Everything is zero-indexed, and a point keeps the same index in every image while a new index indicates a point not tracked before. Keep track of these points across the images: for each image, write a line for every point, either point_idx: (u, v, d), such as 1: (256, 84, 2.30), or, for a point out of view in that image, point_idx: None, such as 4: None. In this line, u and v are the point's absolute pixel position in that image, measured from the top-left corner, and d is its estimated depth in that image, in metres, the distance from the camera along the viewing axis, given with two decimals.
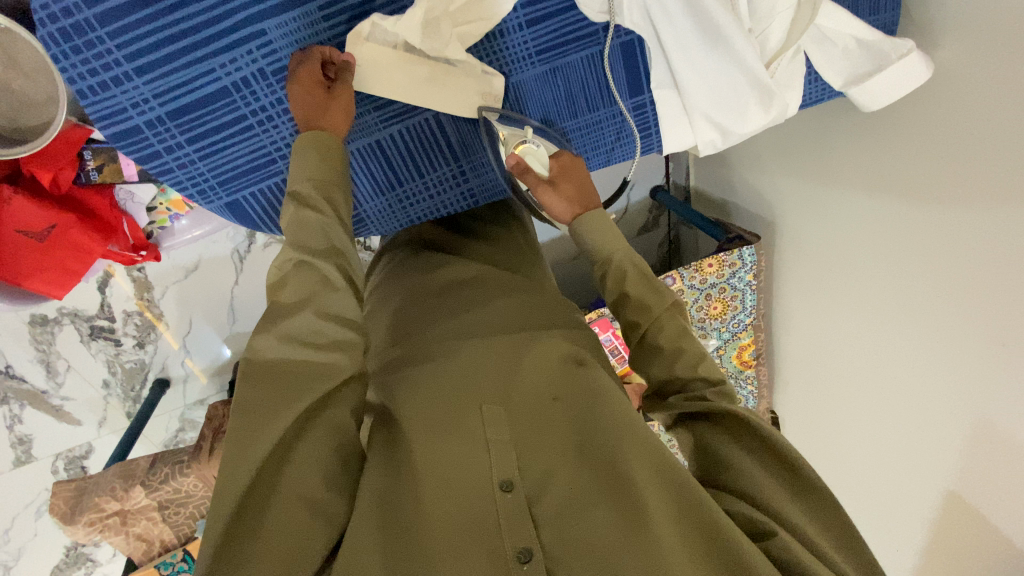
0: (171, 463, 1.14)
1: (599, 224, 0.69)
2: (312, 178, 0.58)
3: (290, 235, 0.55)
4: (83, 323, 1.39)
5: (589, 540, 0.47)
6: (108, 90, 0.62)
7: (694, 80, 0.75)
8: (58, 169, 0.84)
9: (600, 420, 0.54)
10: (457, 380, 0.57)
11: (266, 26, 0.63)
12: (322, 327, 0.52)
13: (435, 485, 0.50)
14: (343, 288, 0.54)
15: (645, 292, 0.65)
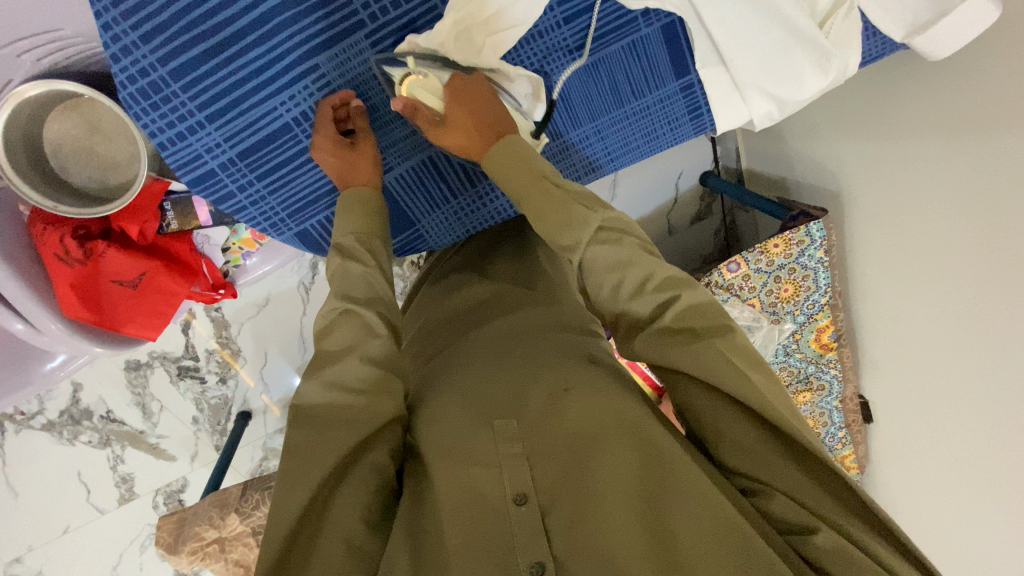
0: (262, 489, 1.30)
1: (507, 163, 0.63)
2: (355, 232, 0.64)
3: (336, 285, 0.60)
4: (171, 364, 1.52)
5: (599, 542, 0.48)
6: (184, 140, 0.67)
7: (744, 54, 0.73)
8: (142, 222, 0.92)
9: (604, 416, 0.55)
10: (474, 395, 0.60)
11: (318, 60, 0.66)
12: (364, 372, 0.55)
13: (450, 505, 0.52)
14: (384, 335, 0.59)
15: (559, 231, 0.60)
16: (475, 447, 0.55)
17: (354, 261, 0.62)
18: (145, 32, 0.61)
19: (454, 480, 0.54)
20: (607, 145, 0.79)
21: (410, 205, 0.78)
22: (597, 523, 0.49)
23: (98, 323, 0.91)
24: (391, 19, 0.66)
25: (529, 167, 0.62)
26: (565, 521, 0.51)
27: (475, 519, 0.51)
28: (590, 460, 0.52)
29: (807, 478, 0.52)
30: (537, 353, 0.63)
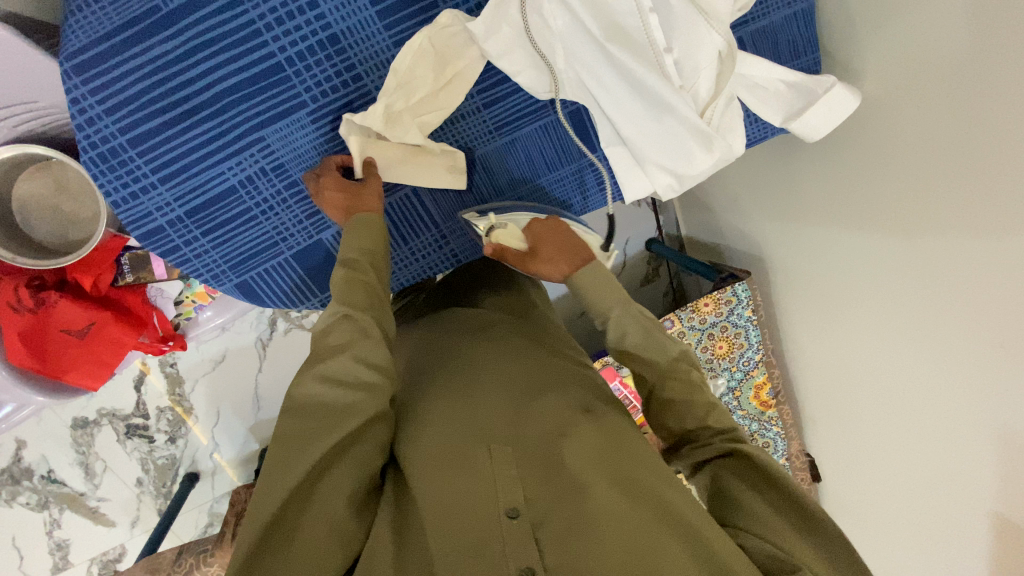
0: (197, 553, 1.26)
1: (594, 286, 0.75)
2: (358, 248, 0.69)
3: (338, 294, 0.65)
4: (120, 422, 1.54)
5: (590, 562, 0.49)
6: (137, 199, 0.74)
7: (637, 136, 0.83)
8: (97, 274, 0.97)
9: (600, 454, 0.58)
10: (471, 416, 0.61)
11: (264, 133, 0.75)
12: (357, 370, 0.59)
13: (437, 519, 0.53)
14: (379, 340, 0.63)
15: (641, 350, 0.71)
16: (472, 463, 0.56)
17: (353, 272, 0.67)
18: (108, 106, 0.70)
19: (448, 495, 0.54)
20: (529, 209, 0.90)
21: None
22: (590, 543, 0.50)
23: (40, 369, 0.95)
24: (330, 100, 0.75)
25: (617, 296, 0.74)
26: (557, 536, 0.51)
27: (468, 533, 0.52)
28: (586, 487, 0.54)
29: (810, 549, 0.56)
30: (535, 386, 0.65)
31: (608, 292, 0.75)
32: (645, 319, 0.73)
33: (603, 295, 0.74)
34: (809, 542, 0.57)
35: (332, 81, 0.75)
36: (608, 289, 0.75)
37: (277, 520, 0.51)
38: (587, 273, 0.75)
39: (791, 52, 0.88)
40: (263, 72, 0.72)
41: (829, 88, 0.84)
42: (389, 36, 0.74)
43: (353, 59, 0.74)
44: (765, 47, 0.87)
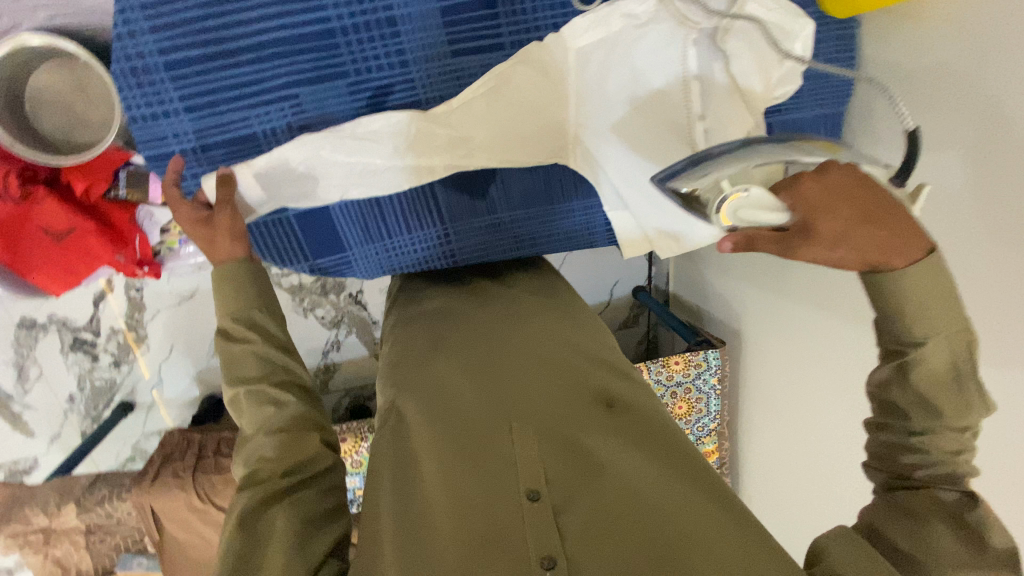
0: (113, 486, 1.23)
1: (919, 297, 0.53)
2: (233, 312, 0.71)
3: (227, 369, 0.69)
4: (68, 332, 1.53)
5: (610, 543, 0.52)
6: (156, 121, 0.74)
7: (644, 202, 0.87)
8: (92, 182, 0.95)
9: (621, 448, 0.62)
10: (495, 407, 0.67)
11: (299, 91, 0.75)
12: (271, 435, 0.64)
13: (453, 499, 0.57)
14: (287, 399, 0.68)
15: (938, 390, 0.53)
16: (497, 450, 0.61)
17: (238, 342, 0.70)
18: (154, 25, 0.70)
19: (472, 478, 0.59)
20: (535, 231, 0.91)
21: (345, 231, 0.84)
22: (610, 527, 0.53)
23: (8, 262, 0.92)
24: (372, 76, 0.76)
25: (948, 310, 0.53)
26: (579, 522, 0.54)
27: (490, 513, 0.55)
28: (607, 476, 0.58)
29: None
30: (558, 386, 0.71)
31: (936, 312, 0.53)
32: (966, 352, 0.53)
33: (932, 309, 0.53)
34: None
35: (378, 60, 0.75)
36: (938, 299, 0.53)
37: (245, 556, 0.56)
38: (918, 283, 0.53)
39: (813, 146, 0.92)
40: (314, 33, 0.73)
41: None
42: (444, 32, 0.76)
43: (404, 45, 0.75)
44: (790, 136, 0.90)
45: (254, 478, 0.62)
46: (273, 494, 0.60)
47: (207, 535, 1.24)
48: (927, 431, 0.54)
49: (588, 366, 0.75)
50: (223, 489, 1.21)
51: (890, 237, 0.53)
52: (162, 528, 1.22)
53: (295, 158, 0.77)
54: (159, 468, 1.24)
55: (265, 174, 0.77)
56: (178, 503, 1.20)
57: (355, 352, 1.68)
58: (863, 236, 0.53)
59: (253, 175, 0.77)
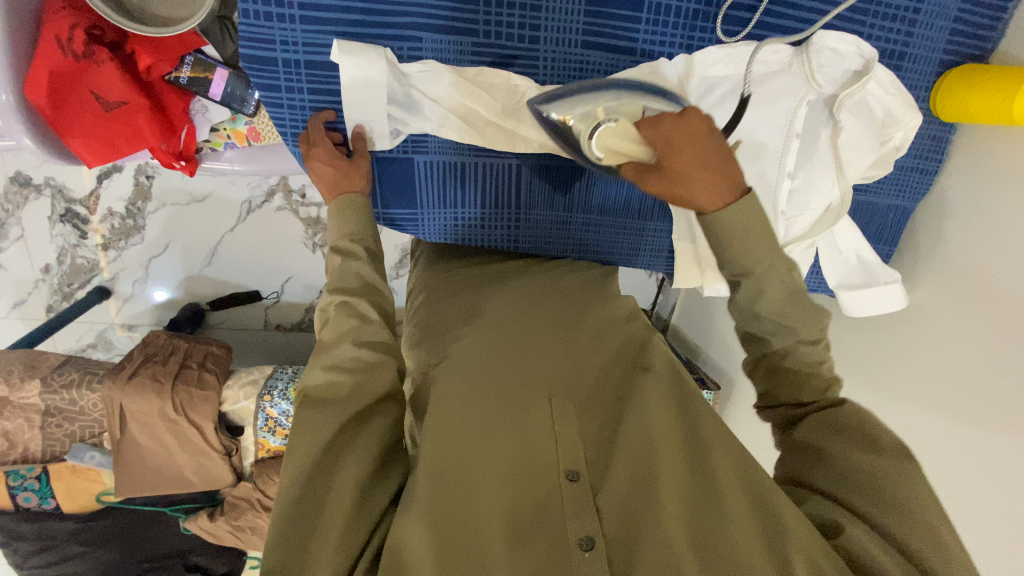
0: (85, 373, 1.17)
1: (746, 226, 0.55)
2: (347, 230, 0.70)
3: (331, 283, 0.66)
4: (62, 202, 1.44)
5: (648, 527, 0.52)
6: (269, 22, 0.69)
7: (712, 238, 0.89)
8: (157, 60, 0.90)
9: (658, 421, 0.60)
10: (529, 369, 0.65)
11: (423, 36, 0.72)
12: (358, 353, 0.60)
13: (486, 467, 0.57)
14: (377, 322, 0.64)
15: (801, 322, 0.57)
16: (533, 422, 0.60)
17: (346, 256, 0.68)
18: None
19: (508, 450, 0.58)
20: (600, 239, 0.90)
21: (421, 188, 0.82)
22: (649, 510, 0.53)
23: (48, 120, 0.83)
24: (500, 44, 0.74)
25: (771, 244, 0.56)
26: (616, 506, 0.55)
27: (527, 490, 0.56)
28: (646, 454, 0.57)
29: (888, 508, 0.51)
30: (591, 351, 0.69)
31: (759, 235, 0.55)
32: (795, 281, 0.57)
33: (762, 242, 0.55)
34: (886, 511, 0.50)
35: (511, 29, 0.73)
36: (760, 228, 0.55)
37: (306, 498, 0.52)
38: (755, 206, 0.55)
39: (876, 233, 0.95)
40: None
41: (890, 283, 0.90)
42: (584, 22, 0.74)
43: (541, 22, 0.73)
44: (860, 216, 0.93)
45: (324, 389, 0.59)
46: (343, 423, 0.56)
47: (170, 447, 1.19)
48: (791, 351, 0.59)
49: (620, 328, 0.73)
50: (202, 404, 1.18)
51: (727, 178, 0.54)
52: (126, 429, 1.17)
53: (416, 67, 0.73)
54: (137, 367, 1.18)
55: (387, 72, 0.71)
56: (151, 409, 1.15)
57: None
58: (692, 156, 0.54)
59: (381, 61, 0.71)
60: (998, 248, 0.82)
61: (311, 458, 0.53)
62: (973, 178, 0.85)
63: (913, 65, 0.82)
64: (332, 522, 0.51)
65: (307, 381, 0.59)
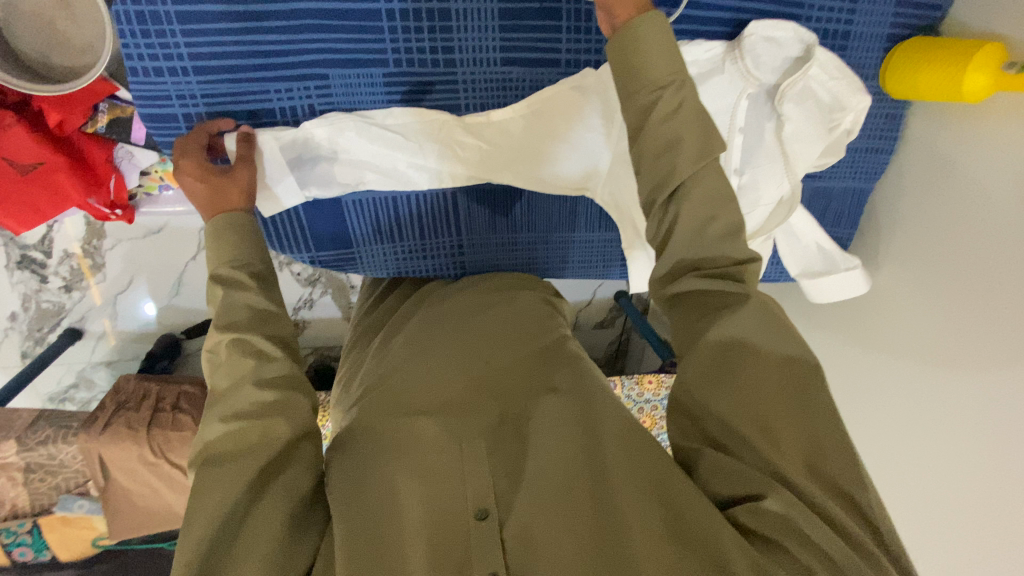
0: (58, 427, 1.16)
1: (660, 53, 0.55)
2: (230, 257, 0.61)
3: (217, 316, 0.58)
4: (16, 249, 1.41)
5: (557, 562, 0.48)
6: (161, 77, 0.64)
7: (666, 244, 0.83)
8: (68, 115, 0.85)
9: (561, 438, 0.57)
10: (437, 405, 0.62)
11: (329, 72, 0.67)
12: (262, 398, 0.54)
13: (391, 516, 0.52)
14: (279, 358, 0.58)
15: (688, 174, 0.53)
16: (441, 460, 0.56)
17: (234, 287, 0.59)
18: None
19: (414, 492, 0.54)
20: (551, 256, 0.89)
21: (354, 227, 0.79)
22: (557, 539, 0.49)
23: None
24: (412, 71, 0.69)
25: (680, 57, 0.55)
26: (524, 539, 0.50)
27: (435, 534, 0.51)
28: (548, 478, 0.53)
29: (795, 436, 0.47)
30: (503, 373, 0.65)
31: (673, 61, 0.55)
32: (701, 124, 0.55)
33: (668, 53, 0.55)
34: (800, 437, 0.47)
35: (423, 55, 0.68)
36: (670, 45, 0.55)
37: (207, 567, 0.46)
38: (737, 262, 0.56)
39: (833, 218, 0.93)
40: (354, 12, 0.65)
41: (851, 269, 0.88)
42: (500, 38, 0.69)
43: (454, 43, 0.68)
44: (814, 207, 0.91)
45: (222, 442, 0.52)
46: (254, 481, 0.51)
47: (157, 487, 1.20)
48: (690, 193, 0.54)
49: (535, 339, 0.69)
50: (180, 446, 1.17)
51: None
52: (110, 476, 1.17)
53: (320, 136, 0.70)
54: (111, 416, 1.18)
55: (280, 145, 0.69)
56: (129, 455, 1.15)
57: (327, 313, 1.50)
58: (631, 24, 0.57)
59: (280, 145, 0.69)
60: (961, 227, 0.78)
61: (214, 522, 0.48)
62: (930, 155, 0.82)
63: (858, 42, 0.77)
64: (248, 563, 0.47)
65: (207, 437, 0.53)
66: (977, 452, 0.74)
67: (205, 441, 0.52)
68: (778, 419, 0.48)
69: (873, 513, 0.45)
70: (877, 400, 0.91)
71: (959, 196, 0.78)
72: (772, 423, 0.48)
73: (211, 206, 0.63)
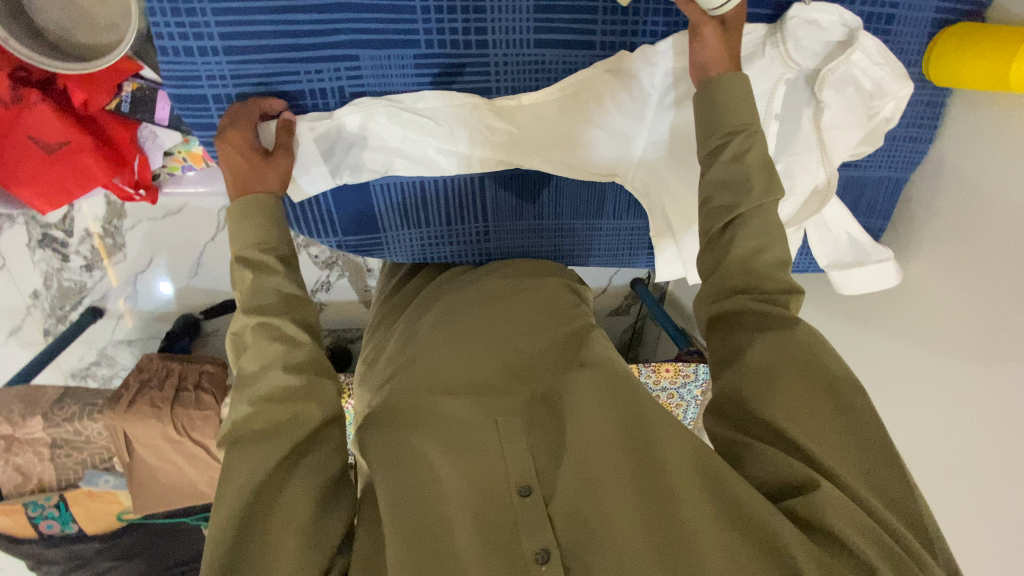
0: (84, 404, 1.18)
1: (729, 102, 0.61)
2: (257, 241, 0.60)
3: (244, 301, 0.58)
4: (37, 228, 1.42)
5: (608, 537, 0.48)
6: (190, 57, 0.63)
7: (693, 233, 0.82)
8: (93, 95, 0.85)
9: (597, 414, 0.56)
10: (466, 383, 0.61)
11: (359, 54, 0.66)
12: (287, 381, 0.54)
13: (433, 492, 0.52)
14: (304, 344, 0.57)
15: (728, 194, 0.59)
16: (476, 436, 0.55)
17: (260, 272, 0.59)
18: None
19: (453, 467, 0.53)
20: (577, 244, 0.88)
21: (382, 211, 0.78)
22: (605, 513, 0.49)
23: None
24: (445, 53, 0.67)
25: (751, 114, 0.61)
26: (572, 514, 0.50)
27: (482, 509, 0.51)
28: (589, 454, 0.53)
29: (839, 441, 0.49)
30: (532, 352, 0.64)
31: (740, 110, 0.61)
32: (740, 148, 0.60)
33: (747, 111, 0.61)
34: (841, 443, 0.49)
35: (456, 36, 0.66)
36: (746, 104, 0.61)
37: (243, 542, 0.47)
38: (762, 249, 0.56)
39: (868, 207, 0.91)
40: None
41: (884, 261, 0.85)
42: (535, 19, 0.67)
43: (487, 23, 0.66)
44: (847, 197, 0.89)
45: (248, 424, 0.52)
46: (284, 457, 0.51)
47: (181, 464, 1.22)
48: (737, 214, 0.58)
49: (561, 319, 0.69)
50: (202, 425, 1.19)
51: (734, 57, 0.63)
52: (134, 453, 1.19)
53: (352, 124, 0.70)
54: (135, 394, 1.20)
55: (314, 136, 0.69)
56: (153, 432, 1.17)
57: (345, 296, 1.50)
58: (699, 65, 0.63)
59: (314, 136, 0.69)
60: (999, 219, 0.76)
61: (245, 496, 0.48)
62: (969, 144, 0.80)
63: (903, 27, 0.75)
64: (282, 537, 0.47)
65: (236, 420, 0.53)
66: (1014, 444, 0.73)
67: (234, 421, 0.53)
68: (804, 410, 0.50)
69: (911, 506, 0.46)
70: (909, 393, 0.89)
71: (1000, 187, 0.76)
72: (801, 416, 0.50)
73: (247, 184, 0.62)
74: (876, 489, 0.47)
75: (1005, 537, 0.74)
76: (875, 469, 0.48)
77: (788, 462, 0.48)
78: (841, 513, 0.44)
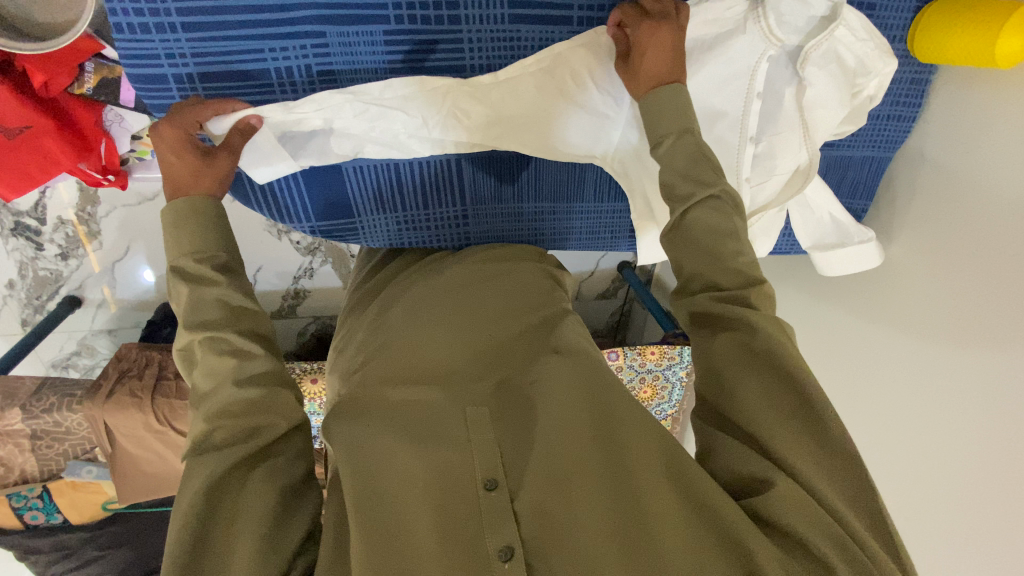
0: (62, 395, 1.16)
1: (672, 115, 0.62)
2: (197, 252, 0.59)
3: (186, 316, 0.57)
4: (9, 216, 1.38)
5: (571, 532, 0.48)
6: (148, 34, 0.61)
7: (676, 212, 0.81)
8: (54, 76, 0.81)
9: (566, 403, 0.56)
10: (437, 374, 0.61)
11: (326, 30, 0.64)
12: (239, 394, 0.53)
13: (398, 487, 0.51)
14: (258, 355, 0.57)
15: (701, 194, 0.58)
16: (445, 427, 0.55)
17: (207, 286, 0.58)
18: None
19: (419, 459, 0.53)
20: (557, 227, 0.87)
21: (355, 196, 0.77)
22: (570, 507, 0.49)
23: None
24: (416, 29, 0.65)
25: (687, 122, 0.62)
26: (538, 508, 0.50)
27: (446, 504, 0.50)
28: (556, 447, 0.53)
29: (807, 443, 0.48)
30: (504, 341, 0.64)
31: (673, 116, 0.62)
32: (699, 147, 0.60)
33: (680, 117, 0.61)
34: (809, 443, 0.48)
35: (427, 11, 0.64)
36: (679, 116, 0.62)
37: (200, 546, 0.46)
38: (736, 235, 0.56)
39: (851, 188, 0.90)
40: None
41: (865, 242, 0.85)
42: None
43: None
44: (831, 176, 0.89)
45: (211, 433, 0.52)
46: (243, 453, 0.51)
47: (164, 454, 1.20)
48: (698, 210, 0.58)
49: (535, 307, 0.68)
50: (184, 413, 1.17)
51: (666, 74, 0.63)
52: (115, 443, 1.18)
53: (313, 119, 0.67)
54: (115, 384, 1.18)
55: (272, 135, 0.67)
56: (135, 422, 1.16)
57: (329, 282, 1.48)
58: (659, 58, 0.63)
59: (272, 131, 0.67)
60: (982, 197, 0.75)
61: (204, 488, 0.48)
62: (952, 124, 0.79)
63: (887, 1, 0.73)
64: (243, 532, 0.46)
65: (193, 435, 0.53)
66: (988, 422, 0.73)
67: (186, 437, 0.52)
68: (765, 408, 0.49)
69: (875, 506, 0.45)
70: (885, 374, 0.89)
71: (983, 166, 0.75)
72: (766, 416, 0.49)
73: (182, 185, 0.61)
74: (838, 483, 0.47)
75: (978, 519, 0.74)
76: (840, 469, 0.47)
77: (756, 464, 0.48)
78: (796, 513, 0.44)
